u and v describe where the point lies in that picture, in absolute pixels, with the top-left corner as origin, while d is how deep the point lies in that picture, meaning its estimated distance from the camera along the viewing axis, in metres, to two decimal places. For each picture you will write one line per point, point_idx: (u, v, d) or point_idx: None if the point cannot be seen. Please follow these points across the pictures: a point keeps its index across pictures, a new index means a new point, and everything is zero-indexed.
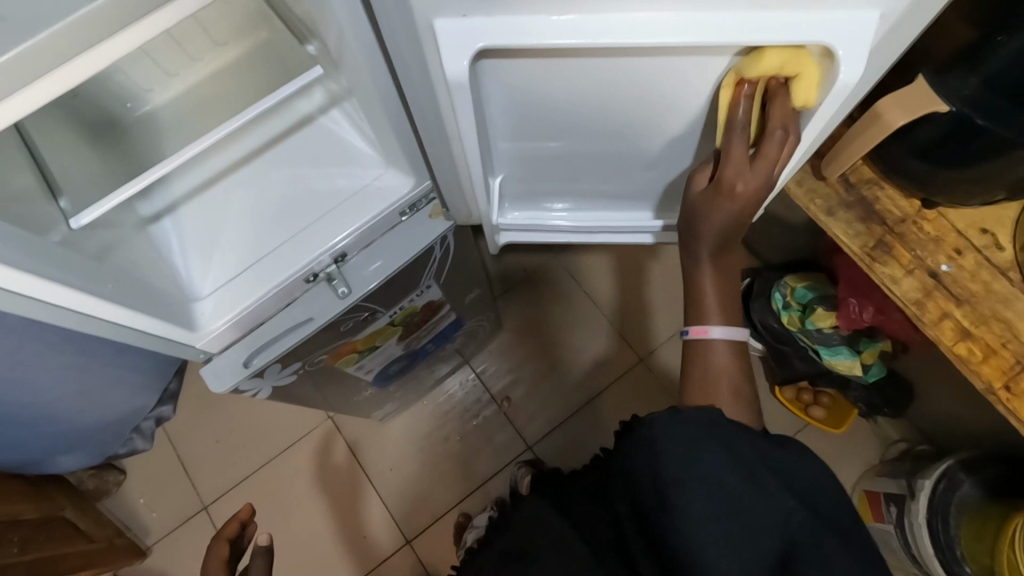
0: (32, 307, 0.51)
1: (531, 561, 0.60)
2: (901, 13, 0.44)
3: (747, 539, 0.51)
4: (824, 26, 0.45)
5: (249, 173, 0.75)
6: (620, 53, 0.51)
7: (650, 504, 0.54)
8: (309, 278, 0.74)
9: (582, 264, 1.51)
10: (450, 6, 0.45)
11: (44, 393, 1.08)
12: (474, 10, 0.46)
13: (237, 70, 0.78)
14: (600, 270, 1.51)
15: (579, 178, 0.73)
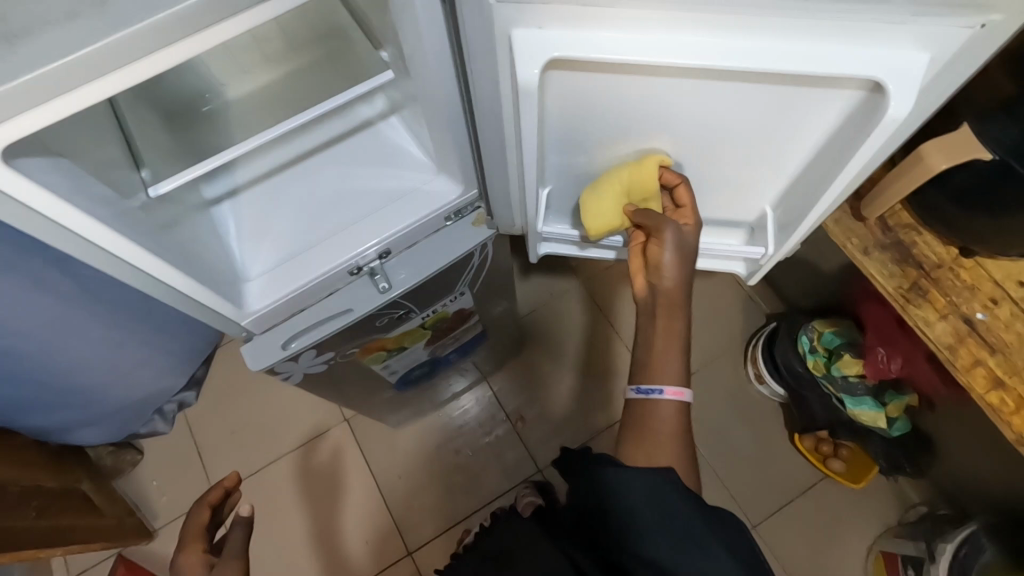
0: (113, 264, 0.54)
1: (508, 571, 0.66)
2: (949, 59, 0.47)
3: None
4: (877, 61, 0.47)
5: (309, 168, 0.80)
6: (676, 76, 0.54)
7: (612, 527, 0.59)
8: (353, 271, 0.77)
9: (606, 292, 1.53)
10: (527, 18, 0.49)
11: (79, 363, 1.12)
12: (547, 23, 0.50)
13: (308, 71, 0.83)
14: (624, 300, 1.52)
15: None
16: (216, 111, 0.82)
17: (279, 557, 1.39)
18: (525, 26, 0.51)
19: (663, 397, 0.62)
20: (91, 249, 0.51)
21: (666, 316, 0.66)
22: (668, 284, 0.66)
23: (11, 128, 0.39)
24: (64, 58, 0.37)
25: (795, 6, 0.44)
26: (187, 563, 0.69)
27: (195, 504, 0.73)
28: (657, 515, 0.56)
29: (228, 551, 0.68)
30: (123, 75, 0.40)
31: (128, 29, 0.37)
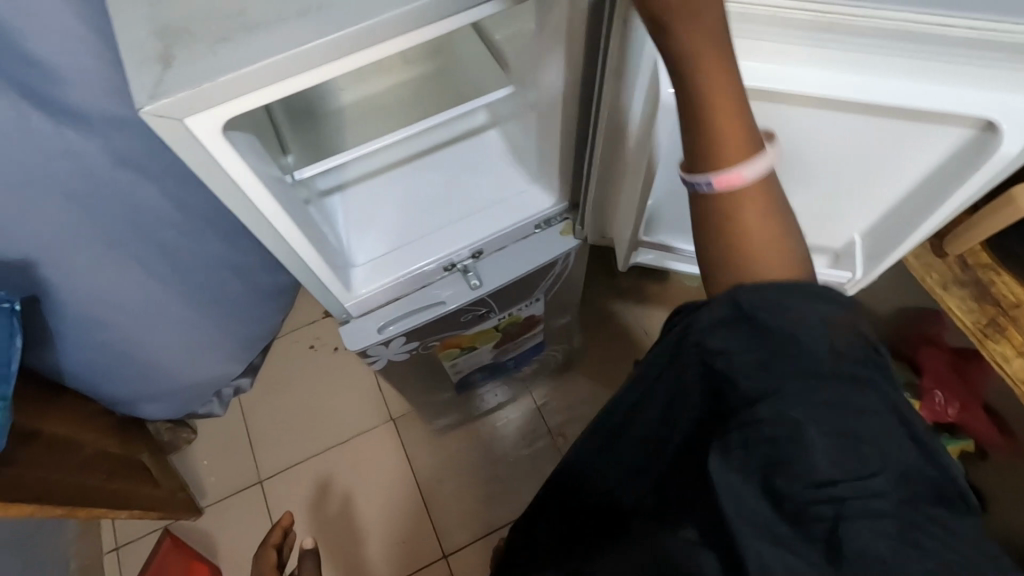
0: (270, 237, 0.60)
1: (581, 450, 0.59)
2: None
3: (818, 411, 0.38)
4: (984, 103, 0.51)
5: (414, 169, 0.87)
6: (796, 105, 0.59)
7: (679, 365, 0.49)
8: (448, 267, 0.83)
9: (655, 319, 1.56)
10: None
11: (159, 336, 1.19)
12: None
13: (419, 82, 0.90)
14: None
15: None
16: (334, 113, 0.89)
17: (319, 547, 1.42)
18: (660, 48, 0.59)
19: None
20: (259, 220, 0.57)
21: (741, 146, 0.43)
22: (733, 122, 0.42)
23: (231, 107, 0.45)
24: (290, 50, 0.43)
25: (916, 48, 0.49)
26: None
27: (262, 547, 0.78)
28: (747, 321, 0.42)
29: None
30: (330, 68, 0.47)
31: (349, 29, 0.44)
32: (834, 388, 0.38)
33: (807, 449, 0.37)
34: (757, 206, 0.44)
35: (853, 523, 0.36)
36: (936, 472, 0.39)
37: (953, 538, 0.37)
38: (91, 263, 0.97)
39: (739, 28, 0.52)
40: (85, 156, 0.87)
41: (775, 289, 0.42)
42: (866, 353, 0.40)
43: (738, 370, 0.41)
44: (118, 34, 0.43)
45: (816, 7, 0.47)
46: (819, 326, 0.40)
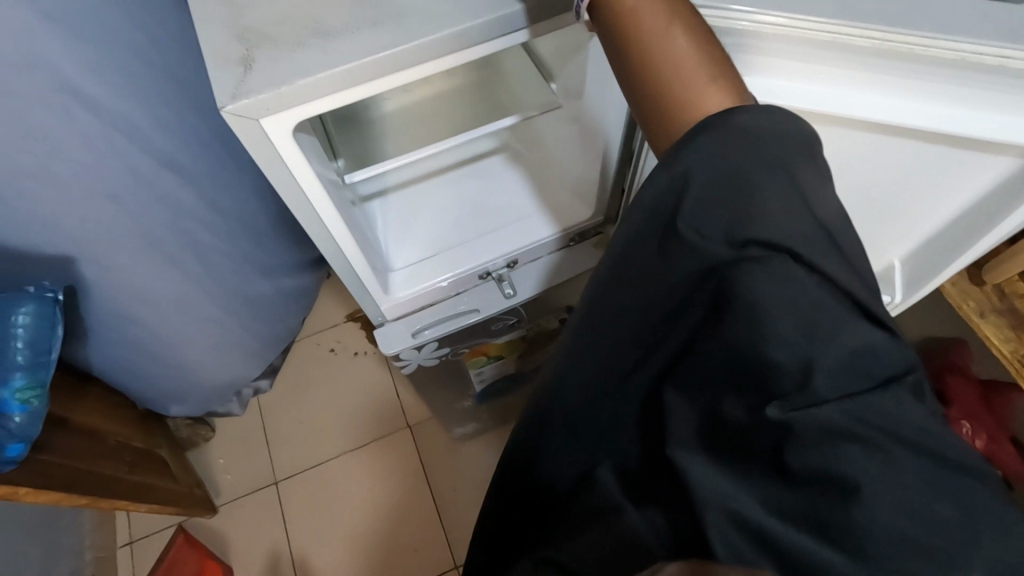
0: (322, 239, 0.62)
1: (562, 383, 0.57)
2: None
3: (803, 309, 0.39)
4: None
5: (453, 179, 0.90)
6: (846, 128, 0.60)
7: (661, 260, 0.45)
8: (483, 276, 0.84)
9: None
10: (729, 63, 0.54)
11: (189, 333, 1.20)
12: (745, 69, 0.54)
13: (459, 94, 0.92)
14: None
15: None
16: (376, 121, 0.91)
17: (331, 550, 1.43)
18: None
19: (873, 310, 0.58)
20: (314, 222, 0.59)
21: (671, 38, 0.44)
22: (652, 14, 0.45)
23: (303, 111, 0.47)
24: (363, 59, 0.45)
25: (970, 79, 0.50)
26: None
27: None
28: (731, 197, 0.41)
29: None
30: (396, 77, 0.49)
31: (419, 40, 0.46)
32: (783, 270, 0.39)
33: (758, 335, 0.39)
34: (697, 72, 0.44)
35: (808, 417, 0.38)
36: (888, 344, 0.40)
37: (901, 409, 0.38)
38: (132, 260, 0.99)
39: (796, 52, 0.52)
40: (133, 155, 0.90)
41: (724, 137, 0.41)
42: (815, 224, 0.41)
43: (693, 260, 0.43)
44: (202, 38, 0.46)
45: (874, 35, 0.48)
46: (795, 201, 0.40)
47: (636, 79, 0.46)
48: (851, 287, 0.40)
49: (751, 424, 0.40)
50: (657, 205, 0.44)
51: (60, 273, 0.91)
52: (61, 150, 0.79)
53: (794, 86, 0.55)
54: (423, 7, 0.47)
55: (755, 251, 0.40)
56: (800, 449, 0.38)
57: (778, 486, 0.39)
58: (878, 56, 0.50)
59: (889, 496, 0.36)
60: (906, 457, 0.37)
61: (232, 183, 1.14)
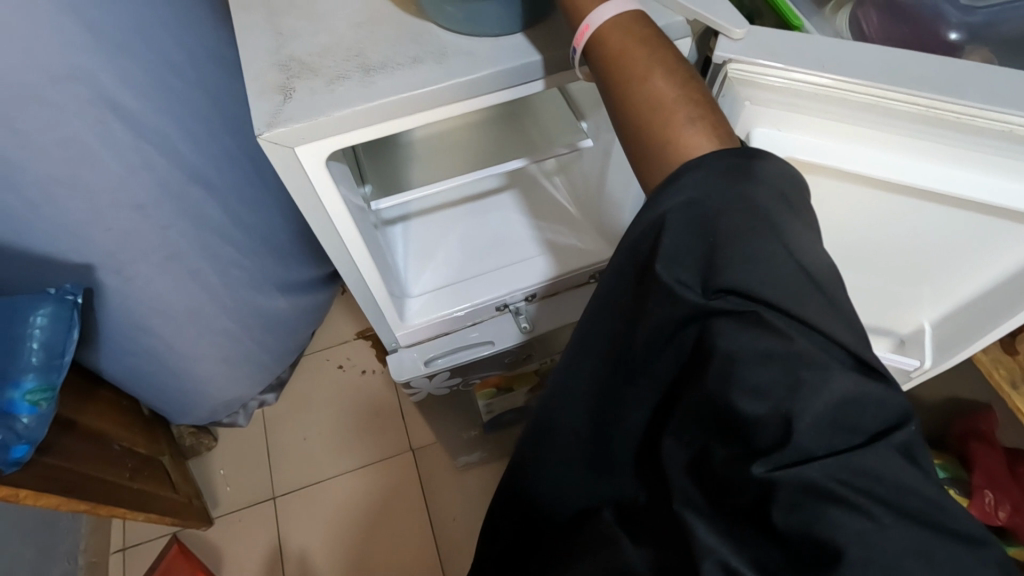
0: (344, 267, 0.61)
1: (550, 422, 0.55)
2: None
3: (787, 360, 0.36)
4: None
5: (474, 209, 0.91)
6: (883, 188, 0.59)
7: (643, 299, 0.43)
8: (500, 307, 0.83)
9: None
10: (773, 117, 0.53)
11: (202, 343, 1.20)
12: (790, 125, 0.53)
13: (485, 125, 0.93)
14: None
15: None
16: (403, 146, 0.92)
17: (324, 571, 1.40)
18: (765, 125, 0.53)
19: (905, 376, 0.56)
20: (339, 251, 0.59)
21: (651, 83, 0.44)
22: (636, 58, 0.45)
23: (337, 142, 0.47)
24: (400, 95, 0.45)
25: (1015, 151, 0.49)
26: None
27: None
28: (710, 235, 0.39)
29: None
30: (429, 114, 0.49)
31: (457, 78, 0.46)
32: (762, 321, 0.37)
33: (734, 389, 0.37)
34: (678, 113, 0.43)
35: (792, 477, 0.35)
36: (882, 395, 0.36)
37: (894, 469, 0.35)
38: (153, 271, 0.99)
39: (840, 113, 0.51)
40: (162, 168, 0.91)
41: (709, 175, 0.40)
42: (799, 269, 0.38)
43: (669, 309, 0.40)
44: (244, 65, 0.47)
45: (919, 100, 0.47)
46: (782, 245, 0.38)
47: (620, 121, 0.46)
48: (839, 336, 0.37)
49: (733, 479, 0.38)
50: (635, 248, 0.42)
51: (83, 277, 0.92)
52: (94, 158, 0.80)
53: (835, 146, 0.53)
54: (464, 47, 0.48)
55: (728, 300, 0.38)
56: (784, 508, 0.35)
57: (769, 546, 0.36)
58: (922, 122, 0.49)
59: (874, 570, 0.33)
60: (900, 524, 0.34)
61: (258, 199, 1.16)
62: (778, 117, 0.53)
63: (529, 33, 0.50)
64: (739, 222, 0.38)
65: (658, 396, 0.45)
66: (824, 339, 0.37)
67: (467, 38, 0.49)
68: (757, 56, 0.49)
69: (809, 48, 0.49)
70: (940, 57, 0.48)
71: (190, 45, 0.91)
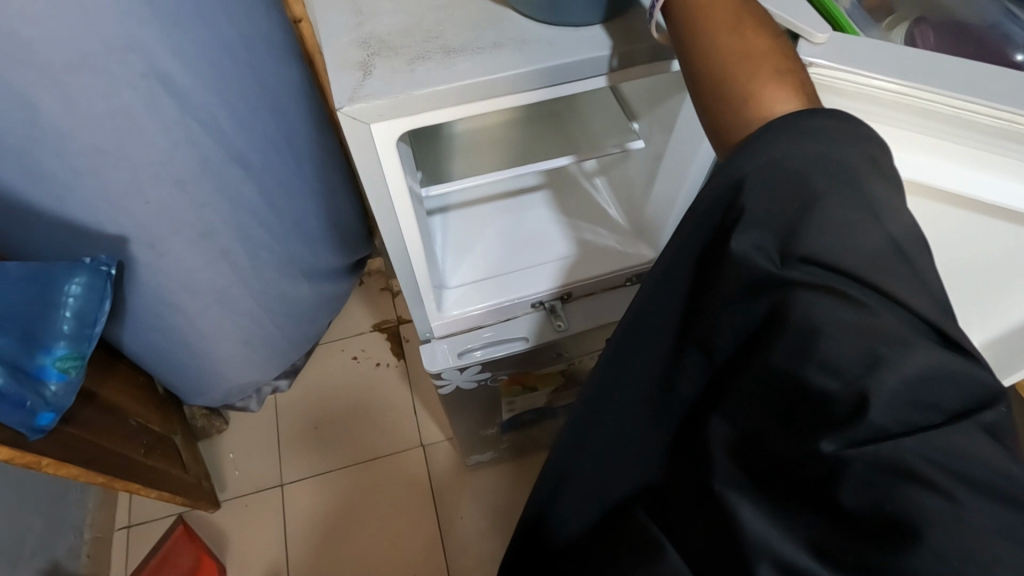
0: (397, 252, 0.61)
1: (602, 397, 0.56)
2: None
3: (866, 332, 0.36)
4: None
5: (513, 205, 0.90)
6: (945, 203, 0.60)
7: (713, 268, 0.44)
8: (536, 304, 0.82)
9: None
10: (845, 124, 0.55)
11: (225, 324, 1.20)
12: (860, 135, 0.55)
13: (529, 123, 0.93)
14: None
15: None
16: (445, 141, 0.92)
17: (326, 561, 1.39)
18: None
19: None
20: (395, 235, 0.58)
21: (736, 39, 0.44)
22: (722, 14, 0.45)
23: (413, 121, 0.46)
24: (481, 77, 0.45)
25: None
26: None
27: None
28: (786, 197, 0.40)
29: None
30: (506, 100, 0.48)
31: (538, 64, 0.46)
32: (842, 291, 0.37)
33: (808, 363, 0.37)
34: (764, 69, 0.43)
35: (863, 454, 0.35)
36: (966, 374, 0.35)
37: (975, 450, 0.33)
38: (186, 247, 1.00)
39: (913, 122, 0.52)
40: (206, 146, 0.91)
41: (794, 132, 0.40)
42: (887, 242, 0.38)
43: (741, 275, 0.41)
44: (324, 39, 0.46)
45: (1002, 115, 0.48)
46: (864, 209, 0.38)
47: (699, 73, 0.46)
48: (926, 313, 0.37)
49: (799, 457, 0.38)
50: (706, 217, 0.44)
51: (118, 249, 0.92)
52: (141, 130, 0.81)
53: (906, 154, 0.55)
54: (543, 34, 0.48)
55: (804, 269, 0.38)
56: (855, 486, 0.35)
57: (835, 530, 0.36)
58: (1000, 137, 0.50)
59: (954, 557, 0.31)
60: (986, 506, 0.32)
61: (294, 184, 1.16)
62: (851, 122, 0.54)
63: (606, 25, 0.50)
64: (820, 182, 0.39)
65: (715, 368, 0.45)
66: (906, 314, 0.37)
67: (545, 25, 0.49)
68: (838, 62, 0.49)
69: (891, 57, 0.49)
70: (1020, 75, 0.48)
71: (243, 27, 0.92)
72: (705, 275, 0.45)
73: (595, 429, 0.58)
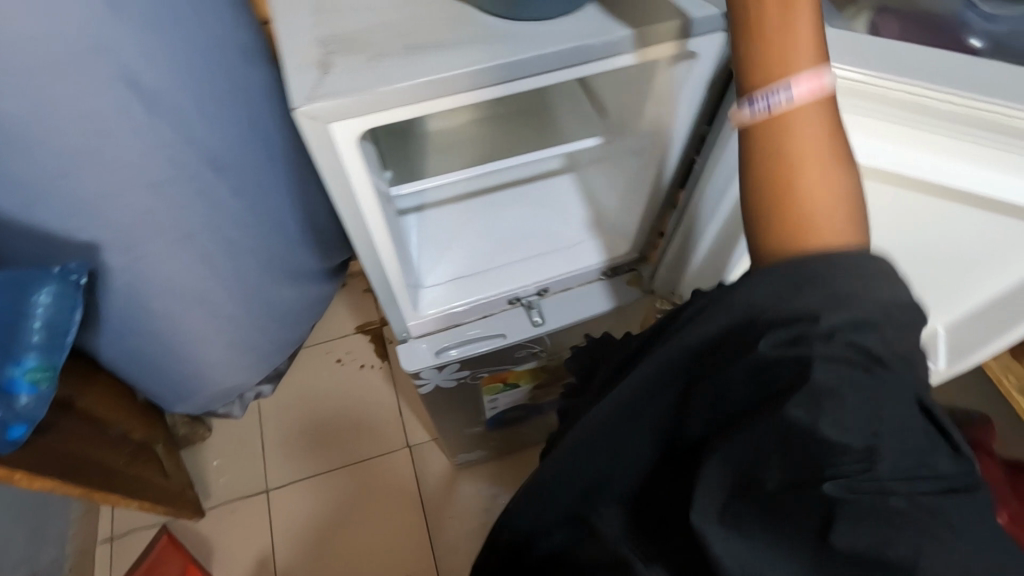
0: (365, 252, 0.60)
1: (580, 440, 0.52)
2: None
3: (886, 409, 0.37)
4: None
5: (490, 203, 0.90)
6: (910, 189, 0.60)
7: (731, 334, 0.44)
8: (513, 301, 0.82)
9: None
10: None
11: (204, 330, 1.19)
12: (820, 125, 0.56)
13: (502, 122, 0.93)
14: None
15: None
16: (420, 139, 0.92)
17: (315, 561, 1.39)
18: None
19: None
20: (363, 234, 0.58)
21: (811, 146, 0.41)
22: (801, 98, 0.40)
23: (377, 119, 0.45)
24: (445, 74, 0.44)
25: None
26: None
27: None
28: (825, 272, 0.40)
29: None
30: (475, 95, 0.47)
31: (504, 60, 0.45)
32: (865, 367, 0.38)
33: (826, 424, 0.36)
34: (831, 188, 0.41)
35: (868, 513, 0.34)
36: (961, 471, 0.37)
37: (969, 530, 0.35)
38: (161, 254, 0.98)
39: (872, 107, 0.52)
40: (176, 149, 0.90)
41: (844, 266, 0.40)
42: (906, 349, 0.40)
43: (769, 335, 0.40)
44: (282, 37, 0.46)
45: (951, 98, 0.48)
46: (889, 308, 0.40)
47: (759, 167, 0.42)
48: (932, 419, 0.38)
49: (792, 504, 0.36)
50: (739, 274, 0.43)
51: (89, 257, 0.90)
52: (108, 136, 0.79)
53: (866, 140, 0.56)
54: (506, 31, 0.47)
55: (827, 340, 0.39)
56: (852, 539, 0.34)
57: None
58: (954, 122, 0.51)
59: None
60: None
61: (270, 187, 1.14)
62: None
63: None
64: (854, 271, 0.40)
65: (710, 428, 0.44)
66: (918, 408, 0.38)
67: (508, 22, 0.47)
68: None
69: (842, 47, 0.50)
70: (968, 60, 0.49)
71: (212, 27, 0.90)
72: (718, 337, 0.44)
73: (559, 471, 0.54)
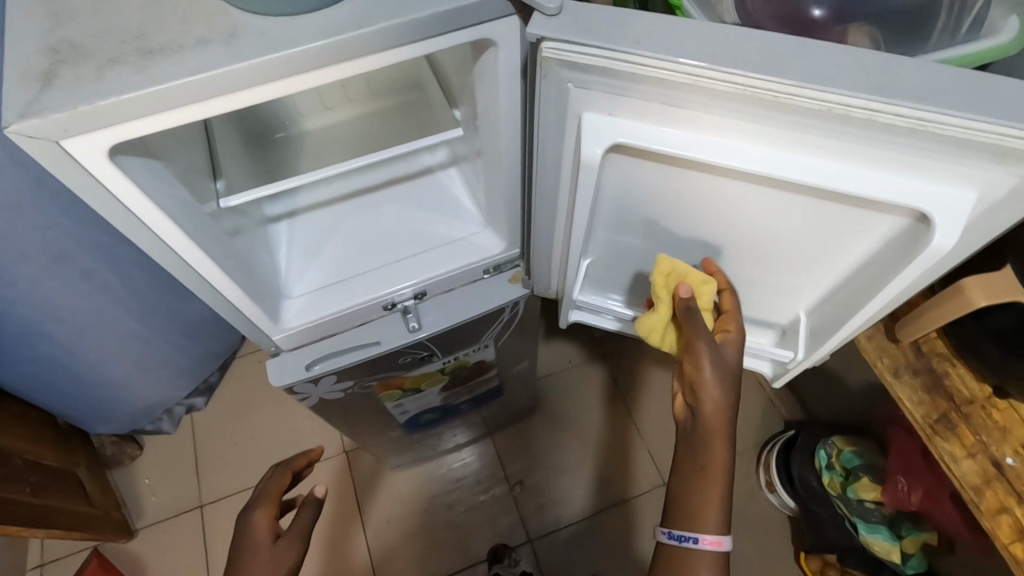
0: (174, 265, 0.57)
1: None
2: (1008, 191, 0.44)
3: None
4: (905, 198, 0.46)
5: (363, 202, 0.84)
6: (733, 178, 0.52)
7: None
8: (388, 306, 0.79)
9: (613, 370, 1.49)
10: (602, 102, 0.48)
11: (105, 349, 1.14)
12: (620, 111, 0.48)
13: (379, 117, 0.85)
14: (653, 403, 1.45)
15: (638, 277, 0.72)
16: (292, 141, 0.84)
17: (342, 527, 1.38)
18: (597, 109, 0.48)
19: (698, 546, 0.58)
20: (161, 249, 0.54)
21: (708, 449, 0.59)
22: (706, 408, 0.59)
23: (119, 132, 0.42)
24: (185, 78, 0.40)
25: (853, 132, 0.43)
26: (257, 522, 0.68)
27: (281, 469, 0.74)
28: None
29: (298, 527, 0.68)
30: (231, 98, 0.44)
31: (247, 60, 0.41)
32: None
33: None
34: (711, 508, 0.59)
35: None
36: None
37: None
38: (36, 276, 0.93)
39: (670, 94, 0.45)
40: (30, 167, 0.85)
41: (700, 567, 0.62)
42: None
43: None
44: (4, 47, 0.41)
45: (734, 79, 0.42)
46: None
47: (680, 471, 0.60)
48: None
49: None
50: None
51: None
52: None
53: (664, 131, 0.48)
54: (257, 28, 0.43)
55: None
56: None
57: None
58: (747, 103, 0.43)
59: None
60: None
61: None
62: (609, 101, 0.47)
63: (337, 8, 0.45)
64: None
65: None
66: None
67: (256, 17, 0.43)
68: (569, 35, 0.42)
69: (628, 25, 0.42)
70: (760, 35, 0.42)
71: None
72: None
73: None
